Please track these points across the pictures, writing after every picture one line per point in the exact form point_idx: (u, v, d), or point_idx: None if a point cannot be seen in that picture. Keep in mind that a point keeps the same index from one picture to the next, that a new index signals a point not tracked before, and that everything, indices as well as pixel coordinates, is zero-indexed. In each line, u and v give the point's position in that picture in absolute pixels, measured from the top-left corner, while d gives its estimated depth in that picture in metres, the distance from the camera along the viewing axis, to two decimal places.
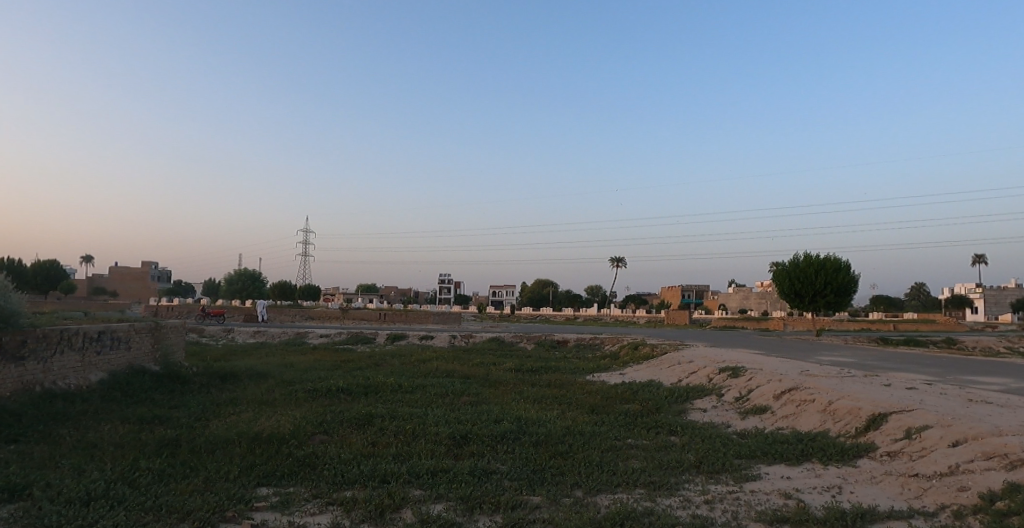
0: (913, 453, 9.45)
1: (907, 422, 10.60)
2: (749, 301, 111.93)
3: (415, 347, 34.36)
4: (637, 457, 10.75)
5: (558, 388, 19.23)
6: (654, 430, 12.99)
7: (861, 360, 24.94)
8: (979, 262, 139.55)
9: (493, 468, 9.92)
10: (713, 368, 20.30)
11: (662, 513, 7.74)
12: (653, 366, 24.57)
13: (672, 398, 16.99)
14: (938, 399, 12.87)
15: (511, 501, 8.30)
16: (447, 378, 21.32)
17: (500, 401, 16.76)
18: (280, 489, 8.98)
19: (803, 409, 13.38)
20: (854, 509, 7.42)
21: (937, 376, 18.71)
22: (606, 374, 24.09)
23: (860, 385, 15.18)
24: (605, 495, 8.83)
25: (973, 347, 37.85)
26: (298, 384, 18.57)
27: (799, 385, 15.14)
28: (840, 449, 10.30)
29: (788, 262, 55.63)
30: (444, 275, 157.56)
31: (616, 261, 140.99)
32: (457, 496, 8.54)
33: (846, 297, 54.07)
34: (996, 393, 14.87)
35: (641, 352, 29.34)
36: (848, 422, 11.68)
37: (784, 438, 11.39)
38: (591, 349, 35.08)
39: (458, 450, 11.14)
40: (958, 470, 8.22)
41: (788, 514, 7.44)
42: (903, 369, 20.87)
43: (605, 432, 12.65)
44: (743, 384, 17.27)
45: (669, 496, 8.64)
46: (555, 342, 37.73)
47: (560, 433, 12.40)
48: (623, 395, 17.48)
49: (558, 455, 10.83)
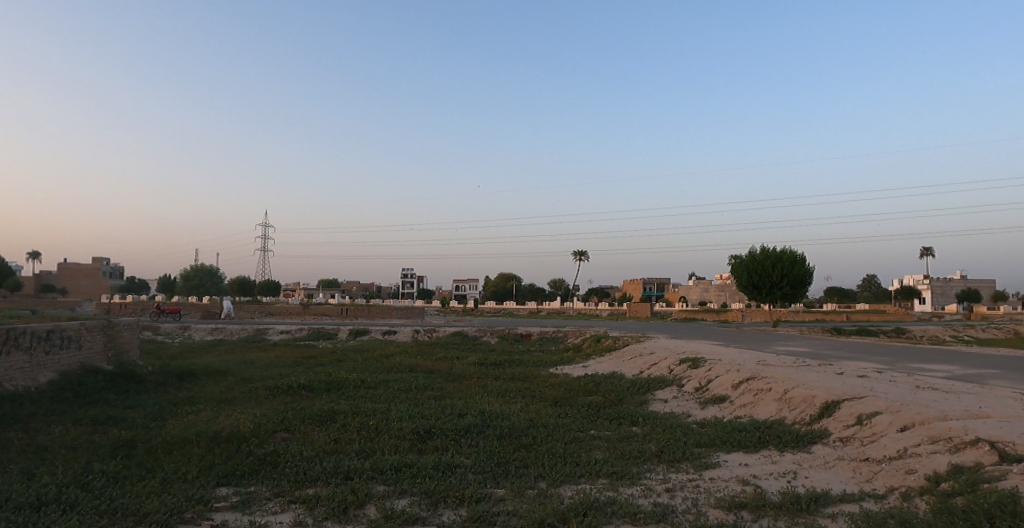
0: (864, 438, 9.78)
1: (858, 409, 10.95)
2: (709, 294, 114.46)
3: (377, 342, 34.17)
4: (600, 448, 10.90)
5: (522, 382, 19.23)
6: (617, 421, 13.15)
7: (816, 349, 25.69)
8: (927, 252, 143.89)
9: (457, 462, 9.92)
10: (674, 360, 20.63)
11: (624, 502, 7.88)
12: (615, 358, 24.90)
13: (634, 390, 17.23)
14: (888, 386, 13.36)
15: (476, 494, 8.34)
16: (411, 373, 21.22)
17: (464, 395, 16.75)
18: (241, 489, 8.85)
19: (761, 398, 13.70)
20: (809, 493, 7.65)
21: (887, 364, 19.38)
22: (569, 366, 24.33)
23: (814, 374, 15.60)
24: (568, 486, 8.93)
25: (920, 336, 39.23)
26: (259, 381, 18.30)
27: (757, 374, 15.50)
28: (795, 435, 10.61)
29: (746, 255, 56.69)
30: (407, 268, 155.68)
31: (580, 254, 142.12)
32: (421, 490, 8.54)
33: (802, 289, 55.54)
34: (942, 379, 15.52)
35: (603, 345, 29.64)
36: (804, 410, 12.01)
37: (743, 426, 11.67)
38: (554, 342, 35.21)
39: (421, 445, 11.10)
40: (906, 454, 8.54)
41: (745, 499, 7.64)
42: (854, 358, 21.52)
43: (568, 424, 12.77)
44: (703, 374, 17.59)
45: (631, 485, 8.78)
46: (518, 335, 37.91)
47: (524, 426, 12.48)
48: (587, 387, 17.68)
49: (522, 447, 10.91)
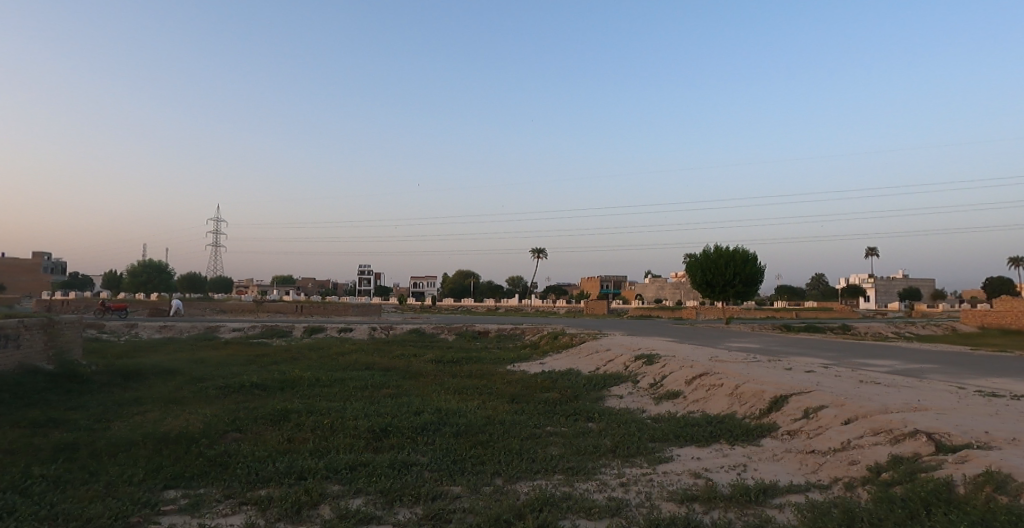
0: (810, 431, 10.08)
1: (805, 402, 11.29)
2: (665, 291, 116.39)
3: (333, 340, 33.72)
4: (556, 444, 10.98)
5: (479, 379, 19.23)
6: (573, 417, 13.27)
7: (766, 346, 26.37)
8: (872, 253, 149.10)
9: (414, 460, 9.87)
10: (629, 356, 20.91)
11: (579, 497, 7.96)
12: (572, 355, 25.08)
13: (590, 386, 17.40)
14: (833, 381, 13.80)
15: (432, 492, 8.31)
16: (367, 371, 20.99)
17: (421, 393, 16.67)
18: (189, 491, 8.63)
19: (713, 393, 14.00)
20: (758, 485, 7.85)
21: (832, 360, 20.03)
22: (526, 363, 24.42)
23: (764, 369, 16.01)
24: (524, 482, 8.96)
25: (865, 332, 40.66)
26: (209, 380, 17.85)
27: (709, 370, 15.82)
28: (745, 429, 10.87)
29: (700, 254, 57.77)
30: (364, 265, 153.85)
31: (539, 252, 142.67)
32: (377, 489, 8.46)
33: (753, 287, 56.90)
34: (884, 374, 16.12)
35: (560, 342, 29.84)
36: (754, 404, 12.31)
37: (696, 421, 11.90)
38: (511, 339, 35.30)
39: (377, 444, 11.01)
40: (850, 445, 8.84)
41: (697, 492, 7.80)
42: (802, 354, 22.18)
43: (525, 420, 12.83)
44: (657, 370, 17.87)
45: (586, 480, 8.88)
46: (476, 332, 37.90)
47: (480, 423, 12.49)
48: (543, 384, 17.79)
49: (478, 444, 10.92)
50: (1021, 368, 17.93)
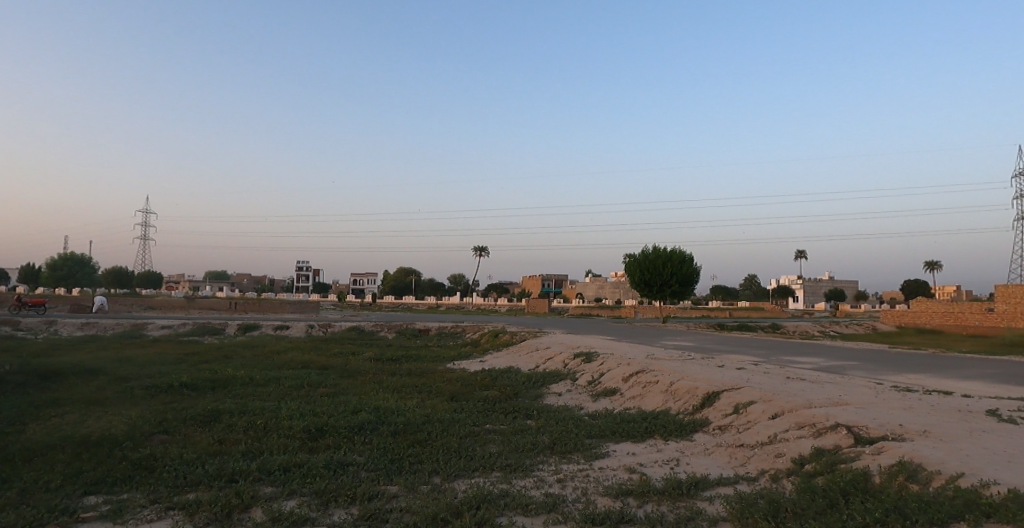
0: (740, 426, 10.42)
1: (735, 398, 11.67)
2: (605, 291, 118.13)
3: (269, 338, 32.83)
4: (494, 441, 11.02)
5: (418, 377, 19.08)
6: (511, 415, 13.32)
7: (700, 344, 27.13)
8: (801, 255, 155.26)
9: (350, 460, 9.72)
10: (568, 354, 21.15)
11: (517, 494, 8.00)
12: (512, 353, 25.18)
13: (529, 384, 17.50)
14: (762, 378, 14.31)
15: (368, 492, 8.20)
16: (303, 370, 20.54)
17: (359, 391, 16.43)
18: (112, 497, 8.25)
19: (649, 390, 14.30)
20: (690, 479, 8.07)
21: (762, 358, 20.77)
22: (466, 361, 24.39)
23: (698, 367, 16.45)
24: (462, 480, 8.94)
25: (793, 331, 42.29)
26: (135, 380, 17.11)
27: (645, 368, 16.17)
28: (679, 425, 11.15)
29: (639, 254, 58.91)
30: (302, 260, 150.31)
31: (481, 249, 142.60)
32: (311, 490, 8.30)
33: (689, 287, 58.43)
34: (810, 371, 16.82)
35: (501, 340, 29.90)
36: (687, 400, 12.65)
37: (631, 417, 12.14)
38: (452, 337, 35.16)
39: (312, 444, 10.78)
40: (776, 439, 9.18)
41: (632, 487, 7.96)
42: (734, 352, 22.93)
43: (463, 418, 12.80)
44: (595, 368, 18.13)
45: (524, 477, 8.93)
46: (416, 330, 37.59)
47: (419, 421, 12.40)
48: (483, 382, 17.79)
49: (417, 443, 10.84)
50: (934, 366, 19.02)
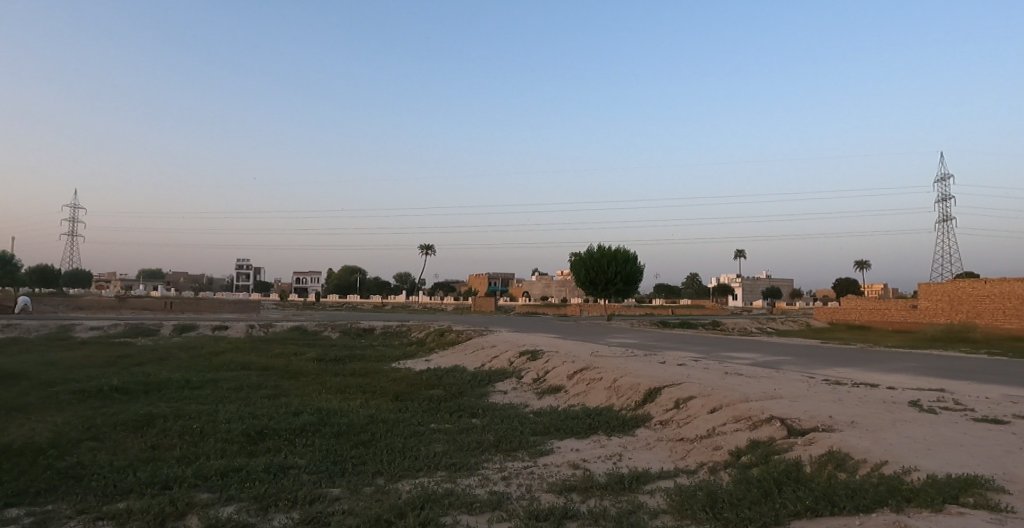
0: (680, 420, 10.66)
1: (676, 394, 11.94)
2: (551, 289, 119.00)
3: (206, 339, 31.78)
4: (439, 441, 10.97)
5: (362, 378, 18.82)
6: (457, 414, 13.29)
7: (643, 341, 27.65)
8: (740, 254, 159.94)
9: (291, 463, 9.51)
10: (514, 352, 21.23)
11: (461, 493, 7.98)
12: (458, 352, 25.10)
13: (475, 382, 17.49)
14: (702, 373, 14.68)
15: (310, 495, 8.04)
16: (242, 371, 19.97)
17: (301, 393, 16.10)
18: (35, 508, 7.84)
19: (592, 387, 14.49)
20: (631, 473, 8.21)
21: (702, 354, 21.31)
22: (412, 361, 24.18)
23: (640, 363, 16.76)
24: (406, 480, 8.87)
25: (732, 328, 43.54)
26: (62, 385, 16.31)
27: (589, 365, 16.37)
28: (622, 420, 11.34)
29: (584, 253, 59.57)
30: (242, 259, 146.08)
31: (427, 248, 141.58)
32: (250, 495, 8.09)
33: (633, 285, 59.45)
34: (747, 366, 17.36)
35: (447, 339, 29.78)
36: (630, 396, 12.87)
37: (575, 414, 12.28)
38: (397, 337, 34.80)
39: (252, 447, 10.51)
40: (714, 432, 9.44)
41: (575, 483, 8.05)
42: (676, 348, 23.46)
43: (408, 418, 12.69)
44: (541, 365, 18.26)
45: (469, 476, 8.92)
46: (361, 330, 37.05)
47: (363, 422, 12.24)
48: (428, 381, 17.68)
49: (360, 444, 10.70)
50: (862, 360, 19.91)
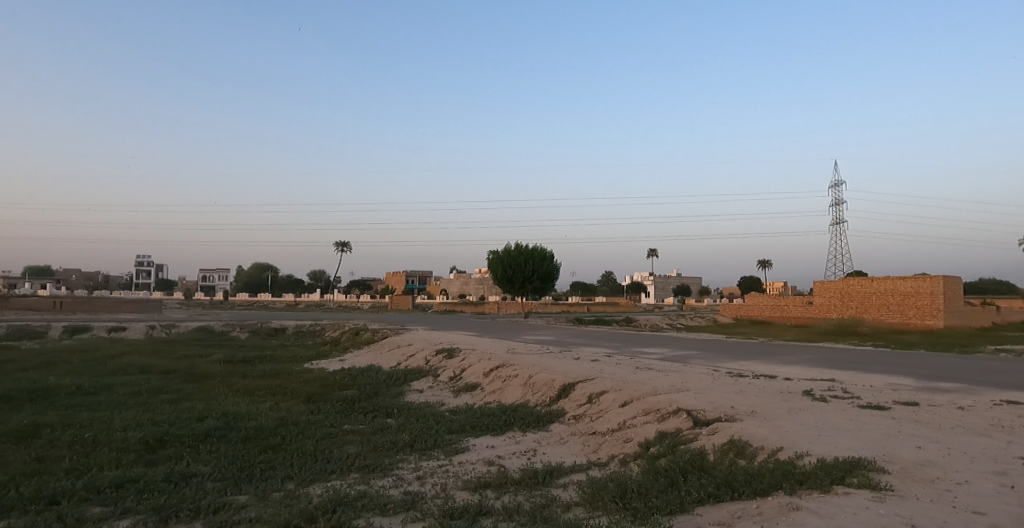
0: (592, 415, 10.89)
1: (589, 389, 12.18)
2: (469, 287, 118.90)
3: (101, 341, 29.85)
4: (353, 442, 10.75)
5: (273, 379, 18.18)
6: (371, 414, 13.07)
7: (559, 338, 28.10)
8: (652, 253, 165.06)
9: (194, 471, 9.07)
10: (431, 350, 21.09)
11: (375, 495, 7.85)
12: (374, 351, 24.70)
13: (390, 382, 17.24)
14: (614, 368, 15.05)
15: (214, 505, 7.69)
16: (141, 375, 18.87)
17: (206, 396, 15.38)
18: None
19: (508, 384, 14.60)
20: (545, 468, 8.32)
21: (616, 350, 21.86)
22: (326, 361, 23.58)
23: (555, 360, 17.01)
24: (318, 484, 8.65)
25: (645, 324, 44.91)
26: None
27: (505, 362, 16.48)
28: (536, 416, 11.48)
29: (502, 251, 59.84)
30: (143, 256, 138.03)
31: (343, 245, 138.36)
32: (148, 507, 7.65)
33: (550, 283, 60.28)
34: (658, 361, 17.95)
35: (362, 337, 29.25)
36: (544, 392, 13.04)
37: (491, 411, 12.33)
38: (310, 336, 33.82)
39: (151, 456, 9.94)
40: (625, 425, 9.70)
41: (490, 479, 8.09)
42: (591, 345, 23.99)
43: (320, 420, 12.36)
44: (457, 363, 18.20)
45: (383, 476, 8.79)
46: (272, 329, 35.78)
47: (272, 425, 11.83)
48: (342, 381, 17.29)
49: (269, 448, 10.34)
50: (763, 353, 20.98)
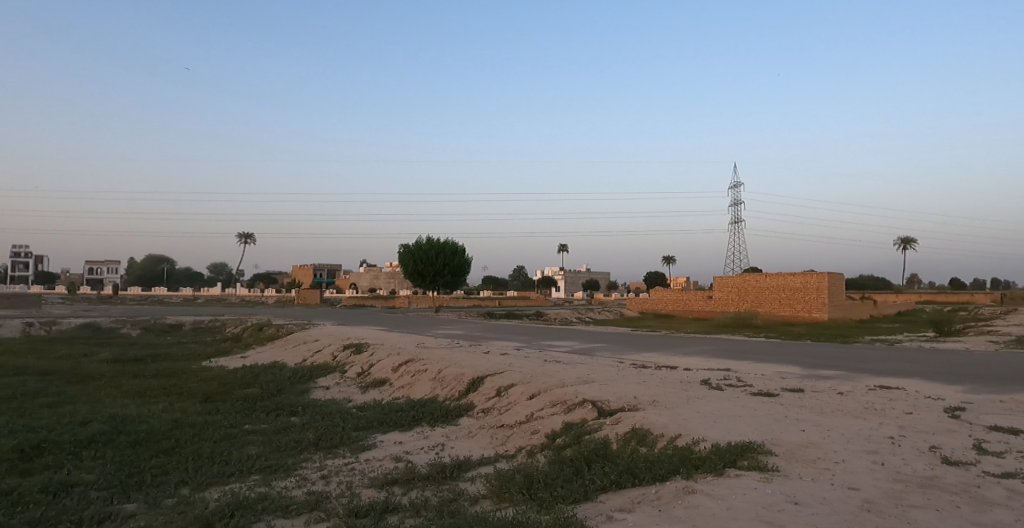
0: (501, 408, 10.98)
1: (498, 382, 12.27)
2: (380, 281, 116.95)
3: None
4: (254, 443, 10.35)
5: (167, 379, 17.21)
6: (274, 413, 12.62)
7: (469, 332, 28.14)
8: (563, 248, 167.84)
9: (75, 480, 8.45)
10: (338, 346, 20.59)
11: (277, 496, 7.58)
12: (278, 347, 23.87)
13: (295, 379, 16.72)
14: (523, 362, 15.20)
15: (99, 515, 7.20)
16: (16, 377, 17.38)
17: (91, 398, 14.37)
18: None
19: (417, 379, 14.47)
20: (453, 462, 8.31)
21: (525, 343, 22.13)
22: (226, 358, 22.58)
23: (465, 354, 17.01)
24: (216, 488, 8.27)
25: (554, 318, 45.65)
26: None
27: (414, 357, 16.31)
28: (445, 411, 11.44)
29: (413, 244, 59.21)
30: (19, 246, 127.11)
31: (246, 237, 132.67)
32: (23, 520, 7.06)
33: (461, 278, 60.29)
34: (565, 354, 18.29)
35: (265, 333, 28.18)
36: (454, 387, 13.02)
37: (399, 406, 12.20)
38: (210, 333, 32.23)
39: (26, 465, 9.18)
40: (533, 417, 9.84)
41: (397, 475, 8.00)
42: (501, 338, 24.17)
43: (219, 421, 11.82)
44: (365, 359, 17.86)
45: (286, 477, 8.51)
46: (167, 326, 33.81)
47: (165, 428, 11.20)
48: (243, 379, 16.61)
49: (162, 452, 9.78)
50: (666, 345, 21.80)
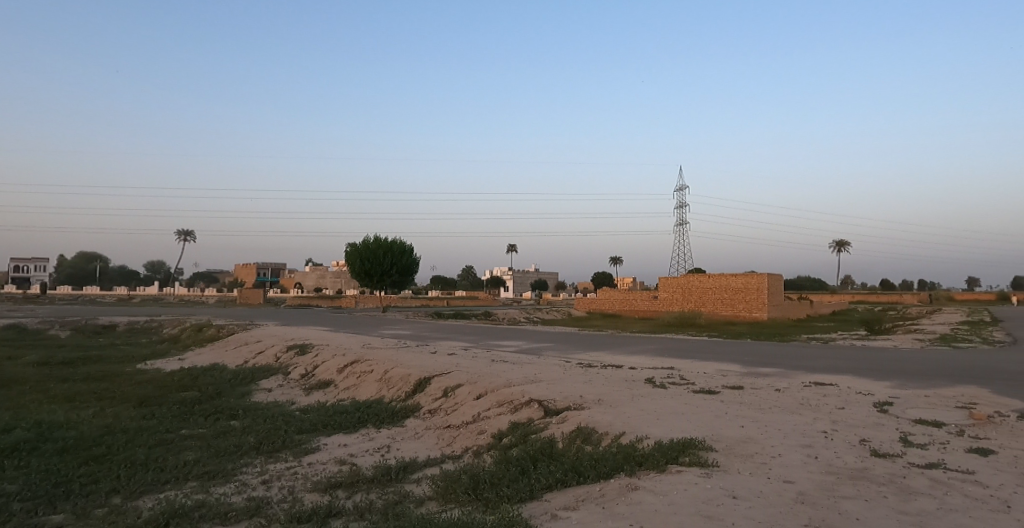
0: (448, 408, 10.93)
1: (445, 382, 12.21)
2: (325, 280, 114.88)
3: None
4: (192, 448, 10.02)
5: (99, 382, 16.50)
6: (213, 417, 12.25)
7: (416, 332, 27.93)
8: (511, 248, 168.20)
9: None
10: (281, 347, 20.13)
11: (215, 503, 7.36)
12: (218, 349, 23.17)
13: (236, 381, 16.27)
14: (470, 362, 15.16)
15: None
16: None
17: (15, 404, 13.65)
18: None
19: (363, 380, 14.27)
20: (399, 464, 8.23)
21: (473, 343, 22.09)
22: (163, 360, 21.80)
23: (411, 354, 16.85)
24: (150, 496, 7.98)
25: (503, 318, 45.68)
26: None
27: (360, 357, 16.08)
28: (391, 412, 11.32)
29: (360, 243, 58.37)
30: None
31: (185, 234, 128.39)
32: None
33: (409, 277, 59.78)
34: (513, 353, 18.34)
35: (205, 334, 27.31)
36: (400, 388, 12.89)
37: (344, 408, 12.00)
38: (146, 334, 31.03)
39: None
40: (480, 417, 9.83)
41: (341, 479, 7.87)
42: (448, 338, 24.06)
43: (154, 426, 11.40)
44: (310, 360, 17.51)
45: (224, 483, 8.28)
46: (100, 327, 32.38)
47: (95, 434, 10.73)
48: (180, 382, 16.06)
49: (92, 460, 9.37)
50: (612, 344, 22.09)
